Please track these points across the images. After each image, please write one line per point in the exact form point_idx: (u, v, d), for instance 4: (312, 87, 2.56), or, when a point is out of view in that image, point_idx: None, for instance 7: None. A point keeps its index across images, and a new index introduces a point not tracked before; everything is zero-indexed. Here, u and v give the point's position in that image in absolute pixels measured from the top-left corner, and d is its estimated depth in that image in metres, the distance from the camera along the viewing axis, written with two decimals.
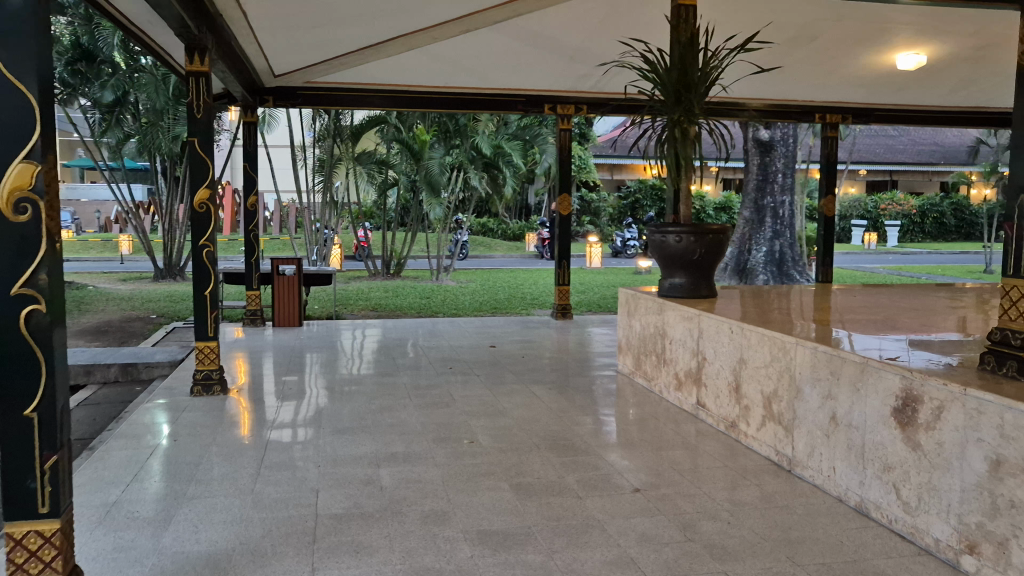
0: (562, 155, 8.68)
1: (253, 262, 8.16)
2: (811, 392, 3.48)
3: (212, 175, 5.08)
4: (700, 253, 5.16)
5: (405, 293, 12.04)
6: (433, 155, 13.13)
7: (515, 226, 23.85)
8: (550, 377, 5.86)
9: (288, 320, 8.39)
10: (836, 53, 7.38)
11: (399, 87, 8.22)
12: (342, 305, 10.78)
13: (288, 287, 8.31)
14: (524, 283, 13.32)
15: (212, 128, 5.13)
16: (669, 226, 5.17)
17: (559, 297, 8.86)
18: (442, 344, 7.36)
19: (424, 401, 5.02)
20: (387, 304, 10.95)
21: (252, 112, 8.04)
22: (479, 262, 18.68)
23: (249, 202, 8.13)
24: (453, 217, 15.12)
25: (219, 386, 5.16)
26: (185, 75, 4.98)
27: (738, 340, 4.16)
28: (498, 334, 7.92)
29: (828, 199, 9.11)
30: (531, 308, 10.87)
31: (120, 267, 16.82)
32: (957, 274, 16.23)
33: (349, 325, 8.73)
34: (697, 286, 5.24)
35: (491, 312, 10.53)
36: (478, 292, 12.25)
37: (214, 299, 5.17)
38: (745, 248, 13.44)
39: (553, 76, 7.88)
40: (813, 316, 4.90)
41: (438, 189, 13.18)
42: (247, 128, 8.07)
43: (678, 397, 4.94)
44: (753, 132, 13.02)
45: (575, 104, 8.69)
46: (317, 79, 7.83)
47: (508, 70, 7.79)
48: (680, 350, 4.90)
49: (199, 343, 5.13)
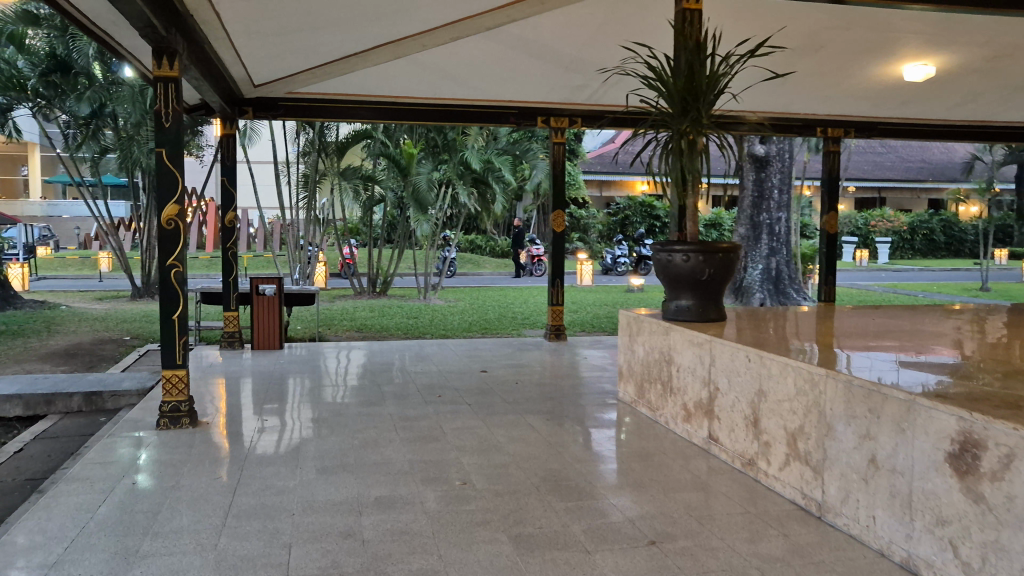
0: (556, 170, 8.34)
1: (231, 282, 7.75)
2: (845, 431, 3.12)
3: (182, 189, 4.68)
4: (709, 273, 4.80)
5: (392, 313, 11.65)
6: (420, 172, 12.85)
7: (503, 243, 23.53)
8: (546, 406, 5.48)
9: (267, 343, 7.95)
10: (841, 63, 7.08)
11: (386, 98, 7.87)
12: (326, 325, 10.38)
13: (268, 307, 7.88)
14: (514, 302, 12.96)
15: (182, 139, 4.72)
16: (675, 244, 4.82)
17: (552, 317, 8.49)
18: (430, 368, 6.98)
19: (411, 434, 4.63)
20: (372, 324, 10.58)
21: (230, 124, 7.66)
22: (467, 280, 18.32)
23: (226, 219, 7.72)
24: (442, 234, 14.76)
25: (188, 419, 4.74)
26: (153, 81, 4.60)
27: (756, 370, 3.80)
28: (489, 358, 7.54)
29: (830, 215, 8.81)
30: (522, 328, 10.52)
31: (98, 285, 16.34)
32: (952, 292, 15.99)
33: (334, 348, 8.33)
34: (705, 309, 4.88)
35: (480, 332, 10.16)
36: (467, 311, 11.88)
37: (183, 324, 4.74)
38: (741, 266, 13.14)
39: (546, 86, 7.55)
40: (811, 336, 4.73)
41: (426, 206, 12.97)
42: (225, 141, 7.69)
43: (686, 430, 4.57)
44: (749, 146, 12.66)
45: (569, 117, 8.36)
46: (299, 89, 7.46)
47: (500, 81, 7.45)
48: (688, 379, 4.52)
49: (165, 371, 4.70)
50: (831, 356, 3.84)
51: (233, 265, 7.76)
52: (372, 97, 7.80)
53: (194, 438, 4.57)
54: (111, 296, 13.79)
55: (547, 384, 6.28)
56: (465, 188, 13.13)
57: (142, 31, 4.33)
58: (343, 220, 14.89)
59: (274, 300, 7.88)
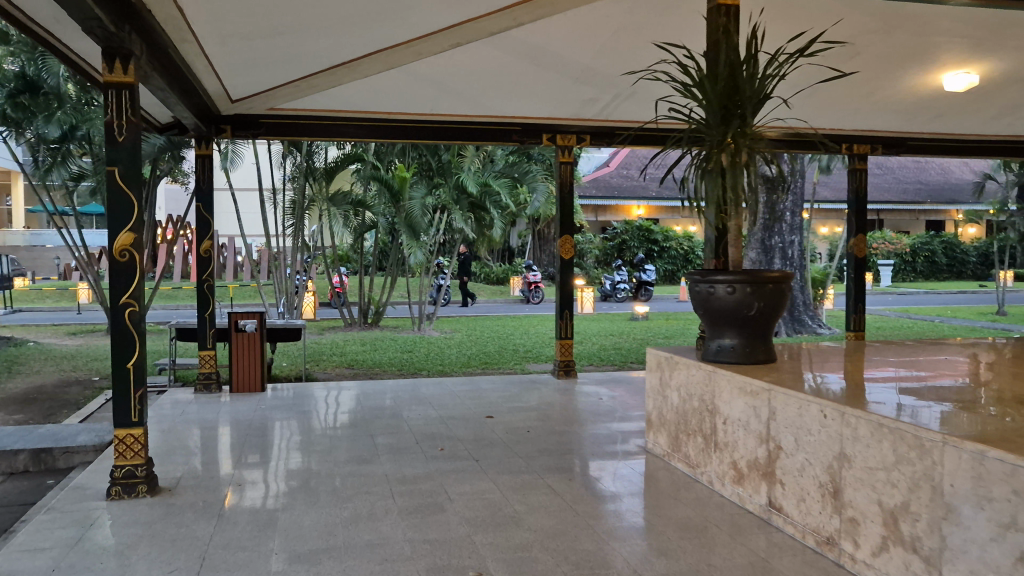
0: (563, 191, 7.67)
1: (207, 317, 7.03)
2: (975, 516, 2.41)
3: (139, 215, 3.96)
4: (758, 308, 4.11)
5: (384, 346, 10.92)
6: (414, 196, 12.28)
7: (499, 270, 22.89)
8: (565, 461, 4.76)
9: (248, 384, 7.18)
10: (876, 72, 6.46)
11: (377, 115, 7.20)
12: (314, 361, 9.66)
13: (249, 345, 7.13)
14: (514, 333, 12.26)
15: (141, 154, 4.01)
16: (717, 274, 4.14)
17: (560, 351, 7.79)
18: (429, 412, 6.25)
19: (410, 503, 3.90)
20: (364, 358, 9.88)
21: (206, 144, 6.98)
22: (462, 308, 17.63)
23: (202, 247, 7.02)
24: (436, 261, 14.08)
25: (145, 485, 3.99)
26: (103, 87, 3.90)
27: (835, 428, 3.10)
28: (494, 399, 6.82)
29: (859, 238, 8.19)
30: (524, 362, 9.82)
31: (75, 318, 15.57)
32: (968, 316, 15.36)
33: (322, 386, 7.59)
34: (751, 349, 4.21)
35: (480, 368, 9.46)
36: (464, 343, 11.16)
37: (140, 374, 4.02)
38: None
39: (553, 99, 6.91)
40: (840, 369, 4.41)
41: (419, 233, 12.32)
42: (201, 162, 7.01)
43: (737, 494, 3.86)
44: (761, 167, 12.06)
45: (576, 134, 7.71)
46: (281, 104, 6.79)
47: (502, 94, 6.80)
48: (739, 433, 3.81)
49: (118, 430, 3.97)
50: (876, 399, 3.38)
51: (210, 297, 7.05)
52: (362, 113, 7.13)
53: (152, 509, 3.83)
54: (85, 330, 13.01)
55: (561, 432, 5.56)
56: (462, 213, 12.51)
57: (88, 28, 3.64)
58: (334, 248, 14.21)
59: (255, 337, 7.13)
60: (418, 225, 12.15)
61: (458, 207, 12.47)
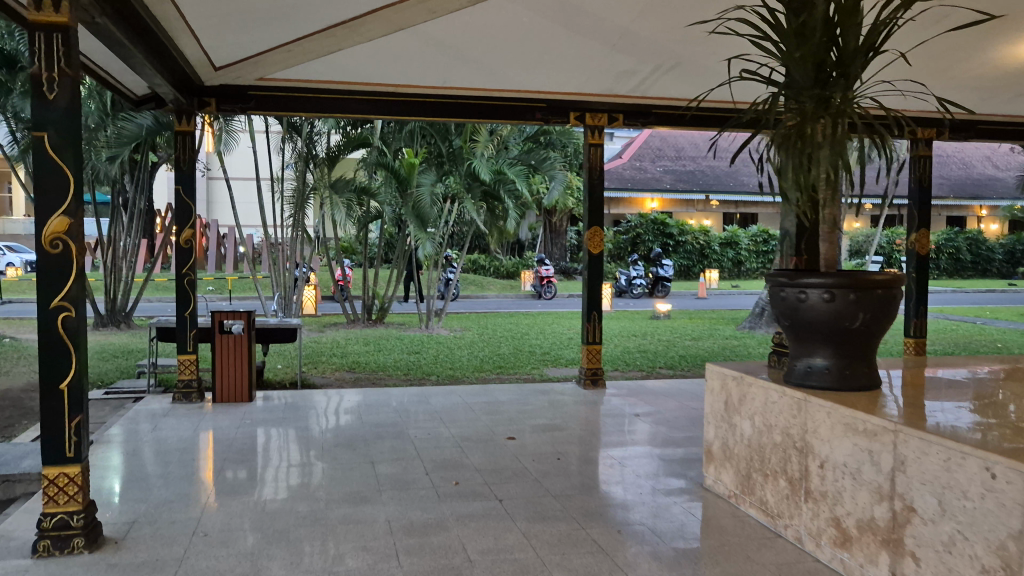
0: (591, 177, 6.80)
1: (188, 316, 6.22)
2: None
3: (75, 194, 3.12)
4: (862, 320, 3.23)
5: (390, 346, 10.08)
6: (423, 181, 11.43)
7: (509, 263, 22.02)
8: (607, 503, 3.91)
9: (235, 394, 6.31)
10: (960, 43, 5.58)
11: (383, 89, 6.33)
12: (311, 363, 8.82)
13: (236, 347, 6.26)
14: (528, 332, 11.40)
15: (77, 116, 3.15)
16: (809, 276, 3.26)
17: (587, 358, 6.92)
18: (441, 429, 5.40)
19: (418, 567, 3.05)
20: (367, 361, 9.01)
21: (187, 118, 6.11)
22: (472, 304, 16.82)
23: (181, 238, 6.16)
24: (445, 254, 13.23)
25: (82, 539, 3.13)
26: (29, 30, 3.05)
27: (1012, 495, 2.23)
28: (515, 413, 5.96)
29: (921, 233, 7.34)
30: (543, 366, 8.96)
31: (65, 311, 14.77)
32: (1010, 318, 14.44)
33: (320, 393, 6.73)
34: (850, 373, 3.30)
35: (494, 372, 8.59)
36: (477, 343, 10.32)
37: (77, 397, 3.16)
38: None
39: (584, 69, 6.04)
40: (957, 393, 3.52)
41: (427, 223, 11.49)
42: (180, 138, 6.12)
43: (841, 561, 2.98)
44: None
45: (608, 112, 6.82)
46: (272, 74, 5.93)
47: (527, 62, 5.93)
48: (845, 483, 2.94)
49: (47, 469, 3.12)
50: None
51: (190, 293, 6.21)
52: (365, 86, 6.26)
53: (87, 572, 2.98)
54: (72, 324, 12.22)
55: (597, 460, 4.69)
56: (474, 202, 11.65)
57: None
58: (338, 239, 13.34)
59: (243, 339, 6.26)
60: (426, 214, 11.33)
61: (470, 195, 11.62)
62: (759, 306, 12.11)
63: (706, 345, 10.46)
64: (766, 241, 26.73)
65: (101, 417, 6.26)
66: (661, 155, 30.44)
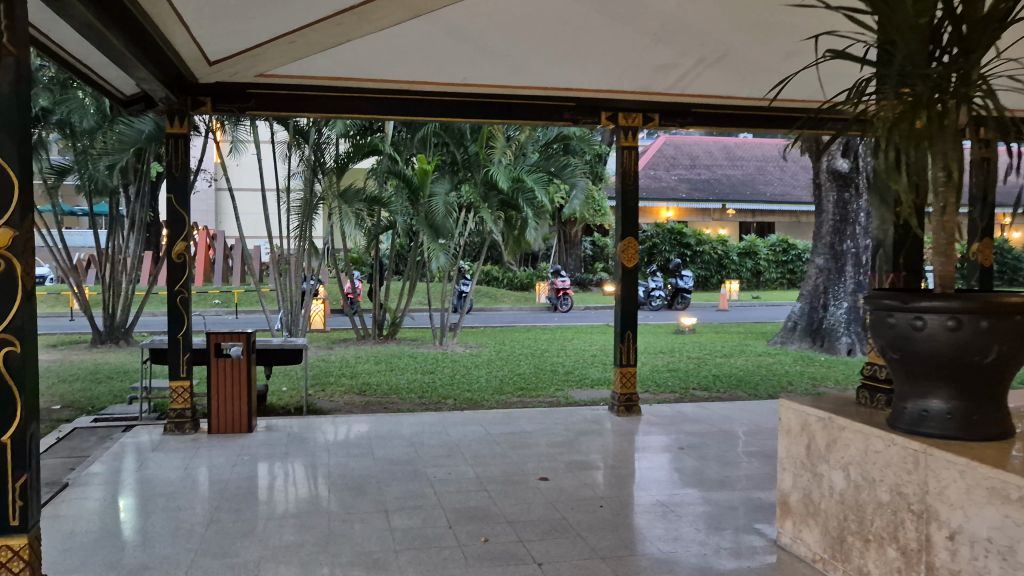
0: (624, 183, 6.21)
1: (181, 338, 5.63)
2: None
3: (22, 202, 2.53)
4: (996, 353, 2.58)
5: (403, 364, 9.50)
6: (437, 190, 10.88)
7: (523, 274, 21.46)
8: (665, 566, 3.28)
9: (232, 424, 5.68)
10: None
11: (397, 87, 5.76)
12: (319, 384, 8.23)
13: (234, 373, 5.64)
14: (549, 349, 10.81)
15: (24, 105, 2.57)
16: (926, 298, 2.63)
17: (621, 382, 6.30)
18: (463, 467, 4.79)
19: None
20: (378, 382, 8.41)
21: (181, 120, 5.55)
22: (487, 317, 16.23)
23: (173, 251, 5.59)
24: (459, 266, 12.63)
25: None
26: None
27: None
28: (544, 447, 5.35)
29: (984, 243, 6.71)
30: (567, 388, 8.34)
31: (66, 326, 14.27)
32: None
33: (328, 422, 6.11)
34: (977, 419, 2.65)
35: (516, 395, 7.96)
36: (495, 362, 9.72)
37: (23, 452, 2.55)
38: (822, 305, 11.03)
39: (619, 61, 5.45)
40: None
41: (442, 233, 10.95)
42: (171, 141, 5.55)
43: None
44: (829, 162, 10.70)
45: (643, 112, 6.23)
46: (273, 69, 5.35)
47: (557, 56, 5.36)
48: (988, 563, 2.32)
49: None
50: None
51: (184, 313, 5.64)
52: (377, 84, 5.69)
53: None
54: (70, 341, 11.69)
55: (646, 507, 4.07)
56: (492, 212, 10.94)
57: None
58: (348, 251, 12.79)
59: (241, 365, 5.64)
60: (442, 225, 10.80)
61: (487, 204, 10.95)
62: (792, 321, 11.43)
63: (739, 363, 9.81)
64: (785, 250, 26.10)
65: (87, 449, 5.68)
66: (675, 163, 29.78)
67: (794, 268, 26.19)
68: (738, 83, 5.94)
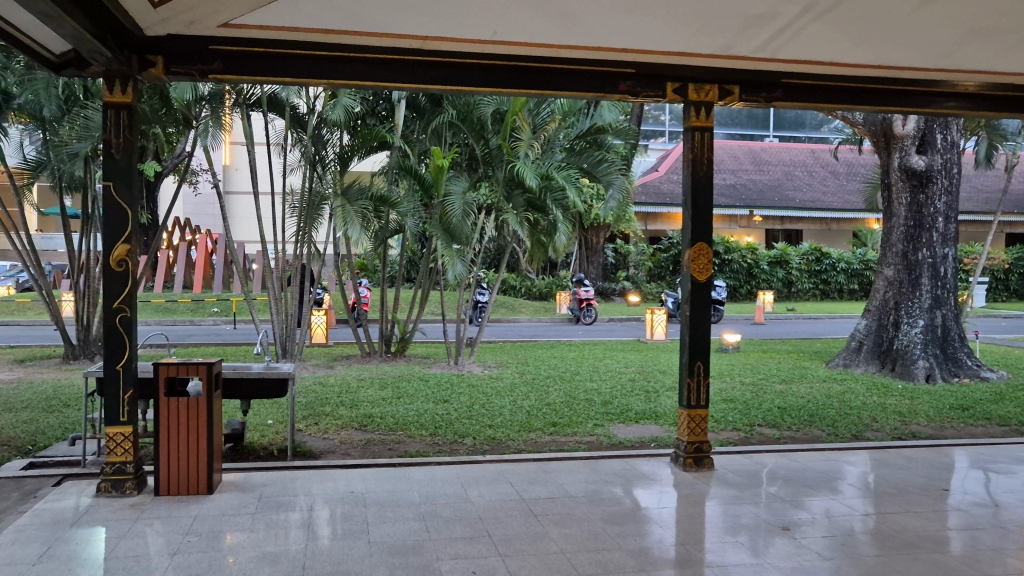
0: (695, 174, 4.87)
1: (125, 367, 4.32)
2: None
3: None
4: None
5: (412, 388, 8.19)
6: (453, 189, 9.56)
7: (541, 282, 20.15)
8: None
9: (187, 481, 4.33)
10: None
11: (407, 45, 4.43)
12: (314, 416, 6.95)
13: (191, 415, 4.33)
14: (579, 371, 9.48)
15: None
16: None
17: (687, 428, 4.95)
18: (491, 561, 3.45)
19: None
20: (381, 414, 7.06)
21: (123, 85, 4.23)
22: (506, 330, 14.99)
23: (110, 257, 4.27)
24: (476, 272, 11.28)
25: None
26: None
27: None
28: (597, 524, 3.98)
29: None
30: (607, 423, 7.00)
31: (45, 337, 13.04)
32: None
33: (315, 476, 4.76)
34: None
35: (547, 432, 6.61)
36: (518, 387, 8.40)
37: None
38: (894, 324, 9.61)
39: (699, 7, 4.10)
40: None
41: (458, 238, 9.60)
42: (108, 113, 4.24)
43: None
44: (902, 159, 9.37)
45: (718, 83, 4.88)
46: (241, 17, 4.03)
47: (618, 2, 4.02)
48: None
49: None
50: None
51: (126, 338, 4.31)
52: (381, 41, 4.37)
53: None
54: (40, 356, 10.44)
55: None
56: (517, 214, 9.63)
57: None
58: (353, 256, 11.53)
59: (201, 404, 4.33)
60: (459, 229, 9.48)
61: (511, 205, 9.65)
62: (856, 340, 10.02)
63: (804, 391, 8.39)
64: (818, 259, 24.61)
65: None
66: None
67: (827, 278, 24.65)
68: (850, 44, 4.58)
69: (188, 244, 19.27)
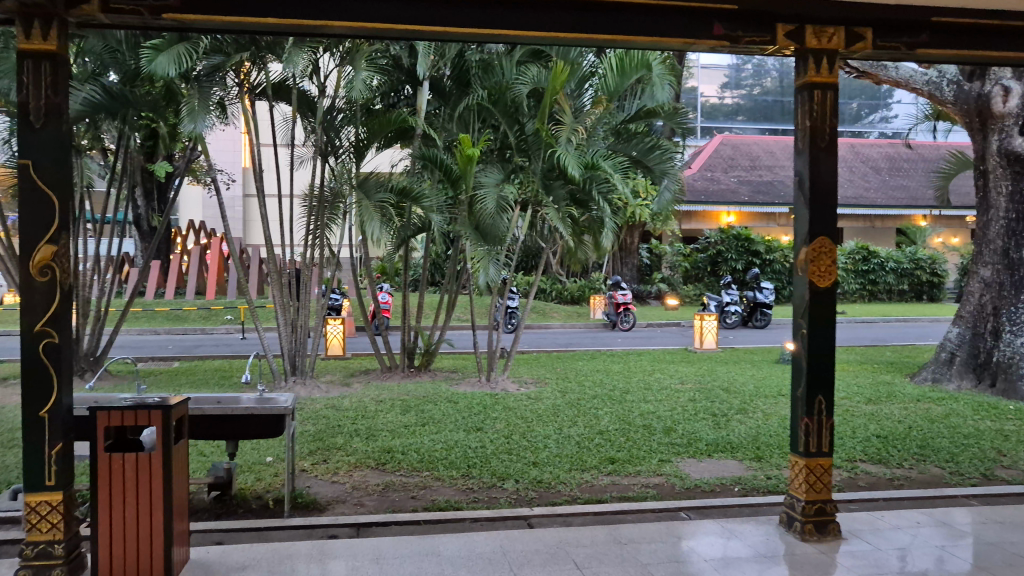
0: (813, 147, 3.67)
1: (54, 411, 3.16)
2: None
3: None
4: None
5: (438, 413, 7.02)
6: (485, 181, 8.44)
7: (573, 286, 18.94)
8: None
9: (136, 566, 3.19)
10: None
11: None
12: (324, 451, 5.81)
13: (141, 476, 3.19)
14: (629, 389, 8.26)
15: None
16: None
17: (802, 486, 3.74)
18: None
19: None
20: (402, 448, 5.90)
21: (45, 26, 3.12)
22: (538, 338, 13.80)
23: (29, 263, 3.14)
24: (508, 277, 10.11)
25: None
26: None
27: None
28: None
29: None
30: (674, 458, 5.79)
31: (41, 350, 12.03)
32: None
33: (314, 553, 3.58)
34: None
35: (603, 473, 5.41)
36: (563, 410, 7.21)
37: None
38: (994, 333, 8.29)
39: None
40: None
41: (492, 236, 8.43)
42: (25, 64, 3.12)
43: None
44: (1002, 142, 8.09)
45: (845, 26, 3.67)
46: None
47: None
48: None
49: None
50: None
51: (54, 374, 3.17)
52: None
53: None
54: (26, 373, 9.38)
55: None
56: (559, 208, 8.43)
57: None
58: (372, 260, 10.40)
59: (154, 460, 3.19)
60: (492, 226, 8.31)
61: (552, 199, 8.47)
62: (946, 350, 8.74)
63: (899, 413, 7.12)
64: (865, 258, 23.17)
65: None
66: (734, 163, 26.77)
67: (875, 278, 23.20)
68: None
69: (201, 249, 18.29)
